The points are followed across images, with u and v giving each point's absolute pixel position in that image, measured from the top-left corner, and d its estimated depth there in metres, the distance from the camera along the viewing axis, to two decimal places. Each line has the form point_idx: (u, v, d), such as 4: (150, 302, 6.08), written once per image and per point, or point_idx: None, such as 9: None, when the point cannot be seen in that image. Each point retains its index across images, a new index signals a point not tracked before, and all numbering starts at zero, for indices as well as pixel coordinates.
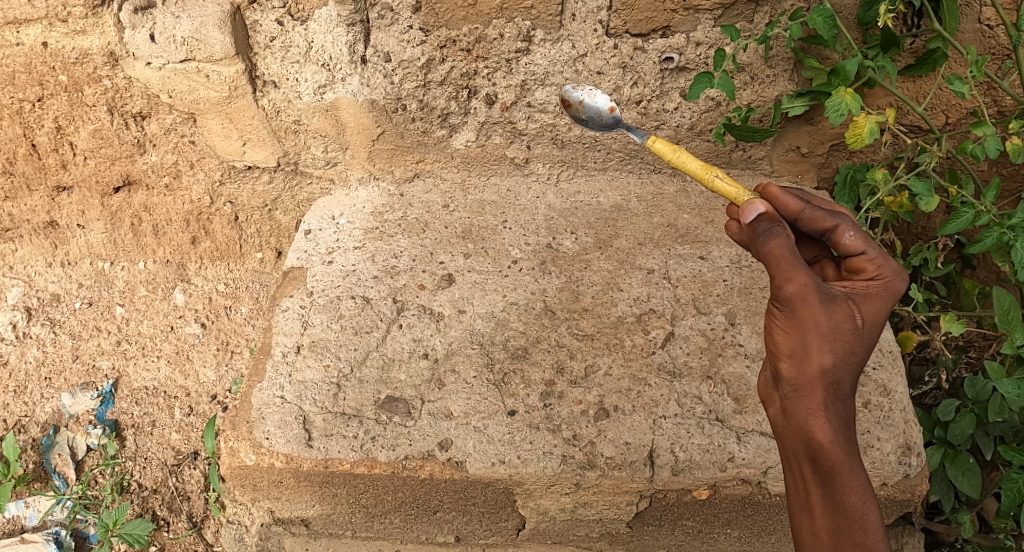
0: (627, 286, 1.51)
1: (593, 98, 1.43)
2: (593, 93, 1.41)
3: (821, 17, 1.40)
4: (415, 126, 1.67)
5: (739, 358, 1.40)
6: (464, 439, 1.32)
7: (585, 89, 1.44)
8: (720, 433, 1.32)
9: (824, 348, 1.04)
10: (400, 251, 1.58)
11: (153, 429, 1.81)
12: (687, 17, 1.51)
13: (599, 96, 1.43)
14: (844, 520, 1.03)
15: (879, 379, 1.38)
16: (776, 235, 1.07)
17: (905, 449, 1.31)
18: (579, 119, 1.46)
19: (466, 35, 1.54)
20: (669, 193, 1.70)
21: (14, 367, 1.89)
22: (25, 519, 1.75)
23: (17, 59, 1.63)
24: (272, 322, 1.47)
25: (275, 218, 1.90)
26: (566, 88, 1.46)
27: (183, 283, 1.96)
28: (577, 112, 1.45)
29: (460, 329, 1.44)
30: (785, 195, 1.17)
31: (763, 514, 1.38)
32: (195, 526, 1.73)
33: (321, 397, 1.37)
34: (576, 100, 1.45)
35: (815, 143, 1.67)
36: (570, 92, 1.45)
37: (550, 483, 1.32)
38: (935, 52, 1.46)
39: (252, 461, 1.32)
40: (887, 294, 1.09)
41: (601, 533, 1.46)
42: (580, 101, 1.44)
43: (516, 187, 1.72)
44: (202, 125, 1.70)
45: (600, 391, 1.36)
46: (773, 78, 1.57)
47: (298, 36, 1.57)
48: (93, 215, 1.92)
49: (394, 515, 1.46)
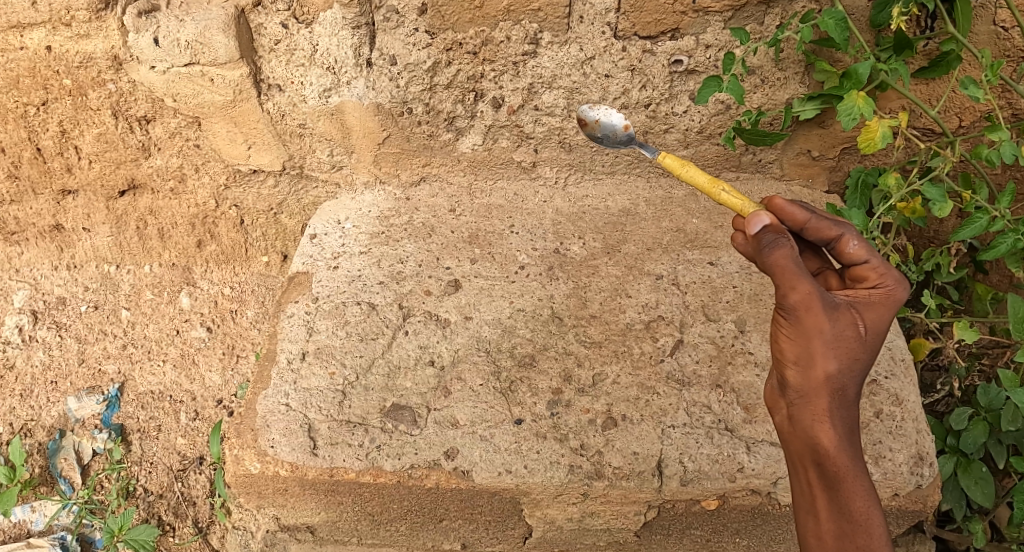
0: (636, 292, 1.49)
1: (608, 117, 1.46)
2: (610, 112, 1.44)
3: (832, 20, 1.37)
4: (421, 129, 1.65)
5: (748, 366, 1.38)
6: (470, 448, 1.31)
7: (600, 109, 1.47)
8: (730, 443, 1.30)
9: (828, 355, 1.02)
10: (406, 256, 1.57)
11: (159, 434, 1.81)
12: (695, 19, 1.49)
13: (614, 115, 1.46)
14: (850, 525, 1.02)
15: (892, 387, 1.35)
16: (781, 246, 1.04)
17: (917, 460, 1.29)
18: (594, 137, 1.47)
19: (473, 38, 1.52)
20: (678, 197, 1.67)
21: (20, 371, 1.88)
22: (32, 523, 1.73)
23: (21, 62, 1.62)
24: (277, 329, 1.46)
25: (281, 221, 1.89)
26: (582, 108, 1.48)
27: (189, 286, 1.95)
28: (593, 131, 1.46)
29: (466, 336, 1.43)
30: (791, 206, 1.16)
31: (772, 524, 1.37)
32: (201, 531, 1.72)
33: (327, 404, 1.36)
34: (592, 119, 1.47)
35: (826, 146, 1.64)
36: (585, 111, 1.47)
37: (558, 492, 1.31)
38: (949, 55, 1.43)
39: (257, 469, 1.32)
40: (889, 302, 1.08)
41: (608, 542, 1.45)
42: (596, 121, 1.46)
43: (524, 191, 1.71)
44: (207, 129, 1.69)
45: (608, 400, 1.34)
46: (784, 81, 1.55)
47: (303, 39, 1.55)
48: (98, 219, 1.91)
49: (400, 523, 1.45)
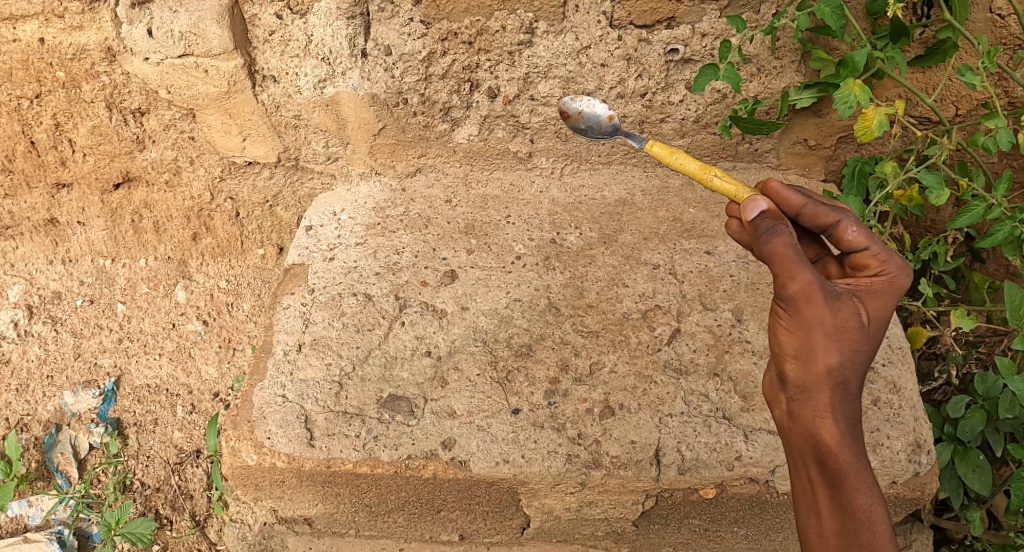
0: (633, 281, 1.49)
1: (592, 108, 1.45)
2: (592, 102, 1.45)
3: (829, 7, 1.36)
4: (416, 120, 1.65)
5: (746, 355, 1.38)
6: (467, 438, 1.30)
7: (582, 100, 1.46)
8: (728, 431, 1.30)
9: (830, 347, 1.02)
10: (402, 247, 1.56)
11: (156, 427, 1.80)
12: (691, 8, 1.48)
13: (598, 105, 1.45)
14: (852, 522, 1.01)
15: (889, 375, 1.35)
16: (780, 233, 1.04)
17: (915, 447, 1.29)
18: (579, 129, 1.47)
19: (468, 28, 1.52)
20: (674, 186, 1.67)
21: (16, 366, 1.87)
22: (28, 518, 1.73)
23: (14, 55, 1.60)
24: (273, 321, 1.46)
25: (276, 214, 1.88)
26: (565, 100, 1.48)
27: (184, 279, 1.95)
28: (577, 122, 1.46)
29: (464, 326, 1.43)
30: (787, 190, 1.15)
31: (770, 512, 1.37)
32: (198, 524, 1.71)
33: (323, 395, 1.35)
34: (575, 111, 1.47)
35: (822, 135, 1.64)
36: (568, 103, 1.47)
37: (555, 482, 1.30)
38: (945, 42, 1.44)
39: (253, 461, 1.31)
40: (891, 290, 1.09)
41: (607, 531, 1.45)
42: (579, 112, 1.46)
43: (520, 181, 1.71)
44: (202, 121, 1.68)
45: (605, 389, 1.34)
46: (780, 69, 1.55)
47: (298, 30, 1.54)
48: (93, 213, 1.91)
49: (397, 514, 1.45)
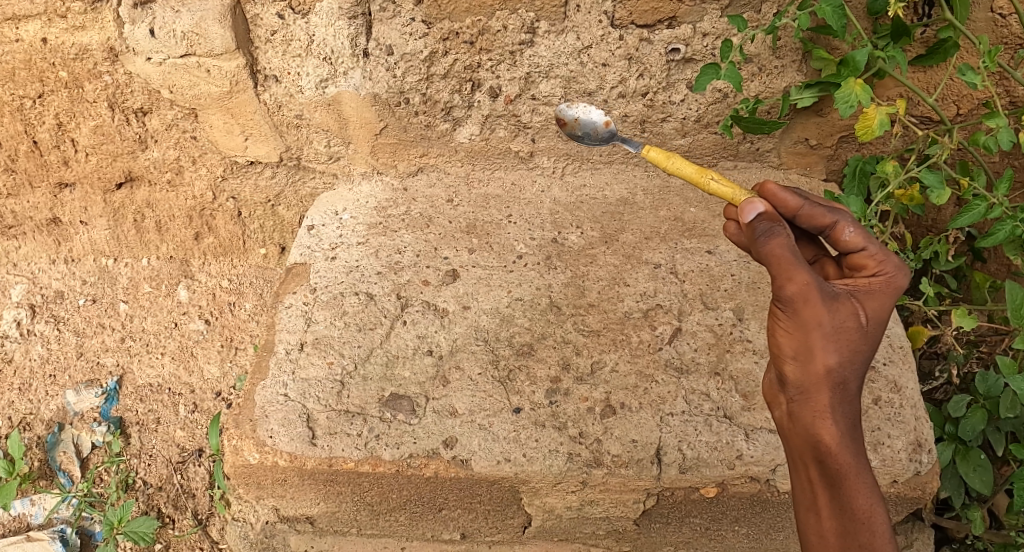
0: (634, 281, 1.49)
1: (588, 115, 1.45)
2: (587, 109, 1.45)
3: (830, 7, 1.36)
4: (418, 119, 1.65)
5: (747, 354, 1.38)
6: (468, 437, 1.31)
7: (578, 107, 1.46)
8: (729, 430, 1.30)
9: (828, 348, 1.02)
10: (403, 246, 1.57)
11: (158, 426, 1.81)
12: (692, 8, 1.48)
13: (593, 112, 1.45)
14: (852, 523, 1.01)
15: (890, 374, 1.36)
16: (776, 235, 1.04)
17: (916, 446, 1.29)
18: (574, 136, 1.47)
19: (469, 28, 1.52)
20: (675, 186, 1.67)
21: (18, 365, 1.88)
22: (31, 516, 1.73)
23: (17, 55, 1.61)
24: (275, 320, 1.46)
25: (278, 213, 1.89)
26: (560, 108, 1.48)
27: (187, 279, 1.96)
28: (573, 129, 1.46)
29: (465, 326, 1.43)
30: (783, 192, 1.15)
31: (771, 511, 1.37)
32: (200, 523, 1.72)
33: (325, 394, 1.36)
34: (571, 118, 1.47)
35: (824, 135, 1.64)
36: (564, 111, 1.47)
37: (557, 481, 1.30)
38: (946, 42, 1.44)
39: (255, 460, 1.32)
40: (890, 290, 1.09)
41: (608, 530, 1.45)
42: (575, 118, 1.46)
43: (521, 181, 1.71)
44: (204, 121, 1.69)
45: (607, 388, 1.34)
46: (781, 69, 1.55)
47: (299, 30, 1.55)
48: (95, 212, 1.91)
49: (399, 513, 1.45)
